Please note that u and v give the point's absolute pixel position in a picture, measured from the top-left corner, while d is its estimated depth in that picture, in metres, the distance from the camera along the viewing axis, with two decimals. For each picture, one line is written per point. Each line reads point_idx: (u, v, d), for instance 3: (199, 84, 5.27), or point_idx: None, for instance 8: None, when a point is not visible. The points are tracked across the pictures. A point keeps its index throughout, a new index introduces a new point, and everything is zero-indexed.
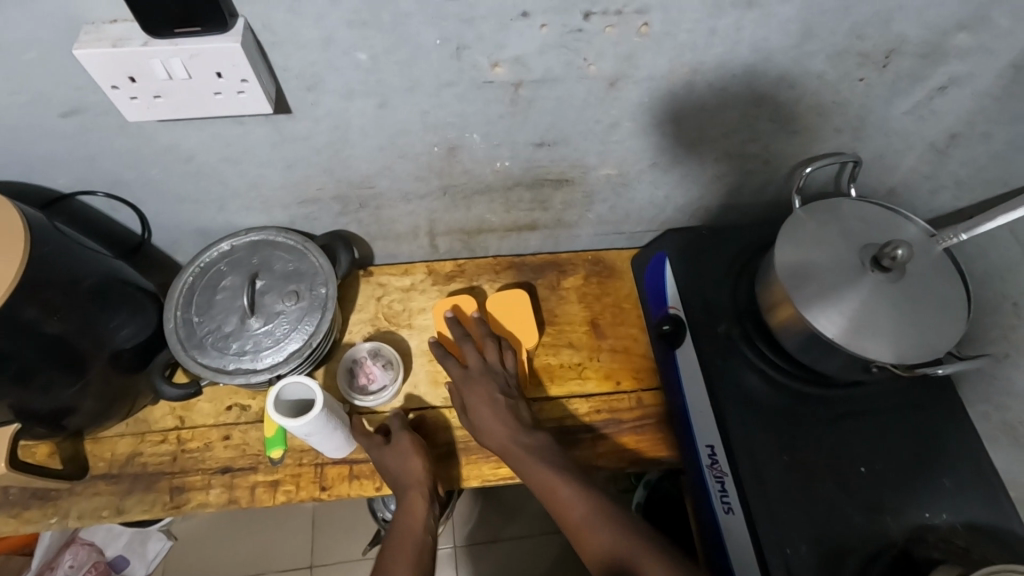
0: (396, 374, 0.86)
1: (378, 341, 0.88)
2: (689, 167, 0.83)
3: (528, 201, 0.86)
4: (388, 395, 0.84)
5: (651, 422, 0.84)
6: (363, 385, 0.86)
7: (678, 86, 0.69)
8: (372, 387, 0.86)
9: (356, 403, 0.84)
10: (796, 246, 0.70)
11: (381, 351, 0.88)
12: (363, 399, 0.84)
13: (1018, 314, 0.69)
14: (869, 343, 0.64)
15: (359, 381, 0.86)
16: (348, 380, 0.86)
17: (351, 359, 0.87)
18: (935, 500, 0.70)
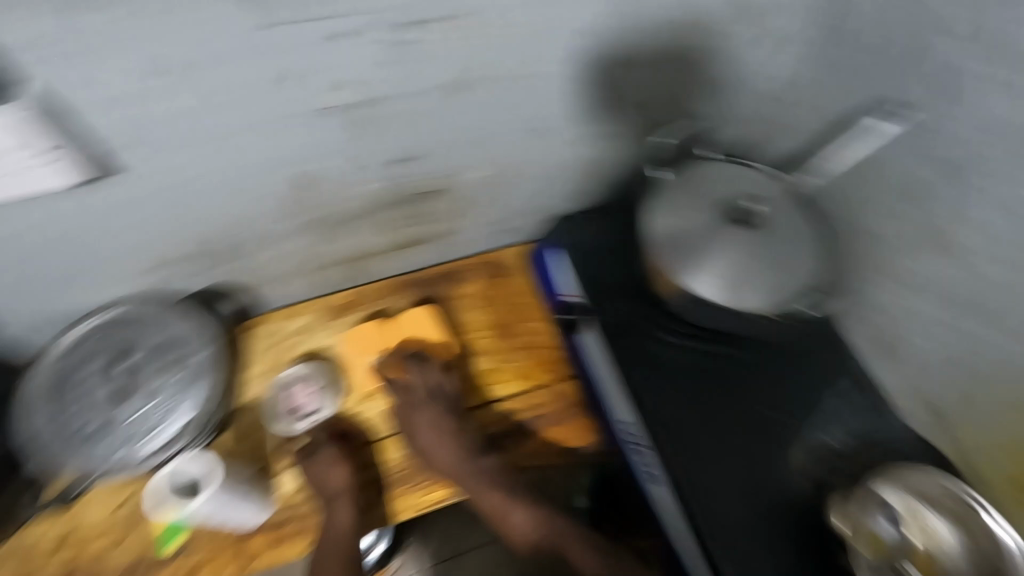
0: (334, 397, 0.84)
1: (307, 364, 0.85)
2: (557, 156, 0.84)
3: (407, 217, 0.84)
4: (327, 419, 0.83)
5: (572, 411, 0.85)
6: (291, 409, 0.84)
7: (524, 82, 0.69)
8: (308, 410, 0.84)
9: (294, 431, 0.83)
10: (669, 214, 0.72)
11: (313, 373, 0.85)
12: (288, 427, 0.83)
13: (866, 240, 0.76)
14: (748, 295, 0.68)
15: (293, 406, 0.84)
16: (282, 406, 0.84)
17: (281, 384, 0.84)
18: (830, 424, 0.75)
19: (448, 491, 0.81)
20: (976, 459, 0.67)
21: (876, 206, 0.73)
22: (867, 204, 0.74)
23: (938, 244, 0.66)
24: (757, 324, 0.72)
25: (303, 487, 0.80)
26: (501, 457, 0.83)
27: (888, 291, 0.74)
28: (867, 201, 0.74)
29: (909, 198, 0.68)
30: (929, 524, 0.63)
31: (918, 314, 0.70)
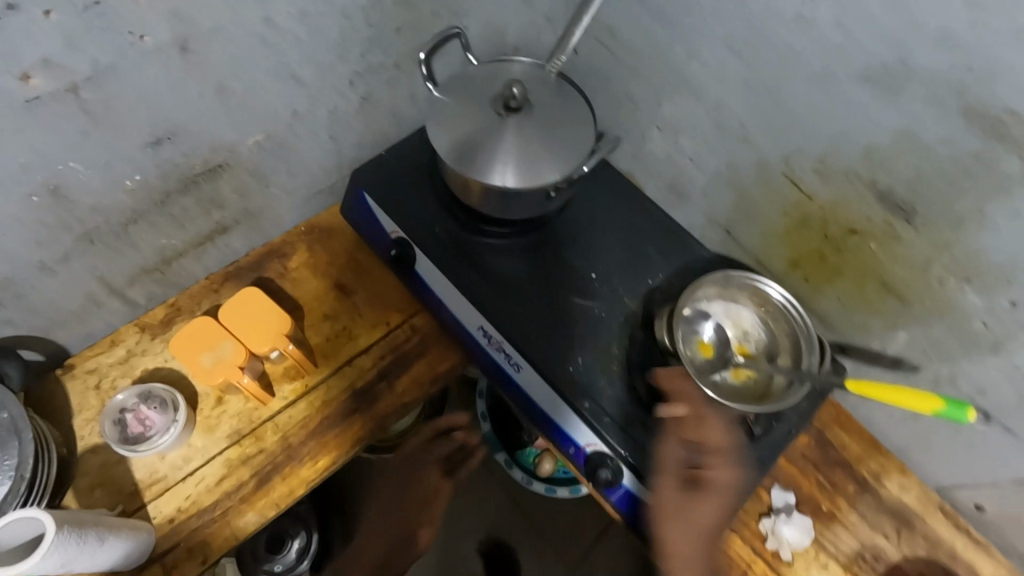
0: (175, 413, 0.75)
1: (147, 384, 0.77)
2: (332, 101, 0.81)
3: (195, 207, 0.78)
4: (163, 441, 0.74)
5: (433, 340, 0.87)
6: (137, 435, 0.75)
7: (260, 29, 0.65)
8: (150, 432, 0.76)
9: (127, 454, 0.74)
10: (447, 133, 0.73)
11: (153, 392, 0.77)
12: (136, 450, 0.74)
13: (634, 102, 0.83)
14: (548, 170, 0.72)
15: (133, 431, 0.76)
16: (120, 432, 0.76)
17: (117, 409, 0.76)
18: (650, 267, 0.84)
19: (336, 453, 0.78)
20: (759, 250, 0.82)
21: (629, 68, 0.80)
22: (625, 70, 0.81)
23: (683, 85, 0.74)
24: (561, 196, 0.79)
25: (181, 508, 0.74)
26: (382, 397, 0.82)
27: (663, 141, 0.83)
28: (624, 67, 0.80)
29: (645, 54, 0.76)
30: (735, 315, 0.76)
31: (690, 152, 0.81)
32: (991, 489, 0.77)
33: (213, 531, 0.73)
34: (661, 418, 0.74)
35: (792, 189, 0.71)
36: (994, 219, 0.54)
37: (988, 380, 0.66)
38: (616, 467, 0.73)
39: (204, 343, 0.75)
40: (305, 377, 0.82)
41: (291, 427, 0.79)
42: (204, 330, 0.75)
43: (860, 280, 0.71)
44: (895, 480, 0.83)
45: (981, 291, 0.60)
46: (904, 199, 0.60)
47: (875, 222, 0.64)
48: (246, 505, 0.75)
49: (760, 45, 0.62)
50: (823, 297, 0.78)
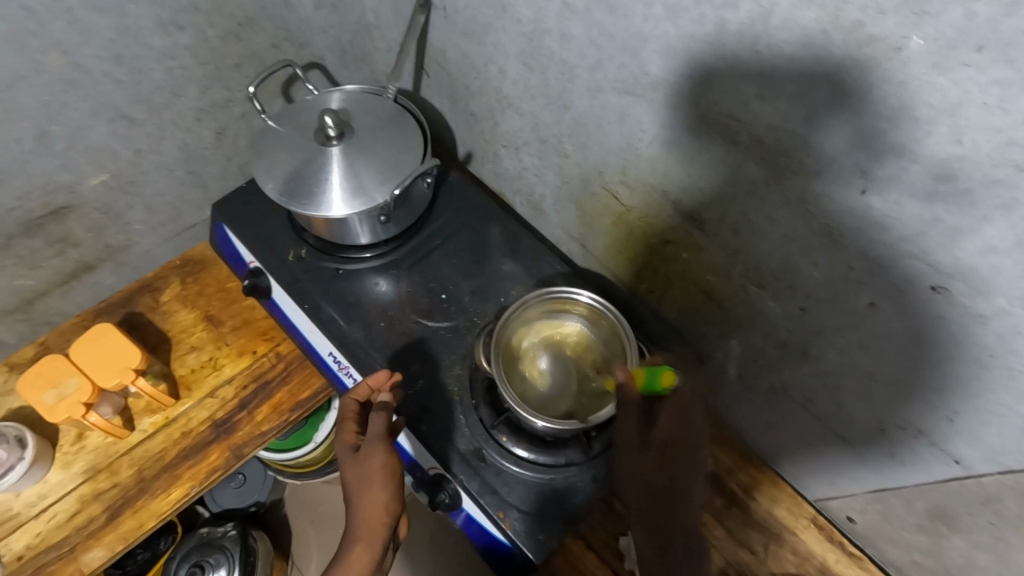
0: (24, 449, 0.77)
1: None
2: (180, 137, 0.83)
3: (46, 247, 0.80)
4: (12, 477, 0.75)
5: (296, 367, 0.87)
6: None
7: (68, 74, 0.67)
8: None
9: None
10: (271, 170, 0.73)
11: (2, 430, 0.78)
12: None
13: (478, 121, 0.83)
14: (372, 192, 0.72)
15: None
16: None
17: None
18: (501, 284, 0.83)
19: (189, 485, 0.79)
20: (609, 262, 0.80)
21: (466, 88, 0.79)
22: (461, 90, 0.81)
23: (508, 103, 0.74)
24: (395, 221, 0.80)
25: (30, 544, 0.76)
26: (242, 423, 0.83)
27: (508, 157, 0.83)
28: (461, 87, 0.80)
29: (471, 75, 0.76)
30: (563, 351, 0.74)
31: (532, 168, 0.80)
32: (852, 502, 0.72)
33: (58, 567, 0.75)
34: (501, 438, 0.73)
35: (614, 201, 0.70)
36: (761, 226, 0.53)
37: (810, 390, 0.63)
38: (453, 491, 0.74)
39: (51, 380, 0.76)
40: (165, 410, 0.84)
41: (146, 461, 0.81)
42: (49, 370, 0.77)
43: (687, 291, 0.69)
44: (766, 493, 0.79)
45: (776, 298, 0.57)
46: (693, 207, 0.59)
47: (679, 233, 0.64)
48: (93, 540, 0.76)
49: (547, 63, 0.63)
50: (667, 307, 0.76)
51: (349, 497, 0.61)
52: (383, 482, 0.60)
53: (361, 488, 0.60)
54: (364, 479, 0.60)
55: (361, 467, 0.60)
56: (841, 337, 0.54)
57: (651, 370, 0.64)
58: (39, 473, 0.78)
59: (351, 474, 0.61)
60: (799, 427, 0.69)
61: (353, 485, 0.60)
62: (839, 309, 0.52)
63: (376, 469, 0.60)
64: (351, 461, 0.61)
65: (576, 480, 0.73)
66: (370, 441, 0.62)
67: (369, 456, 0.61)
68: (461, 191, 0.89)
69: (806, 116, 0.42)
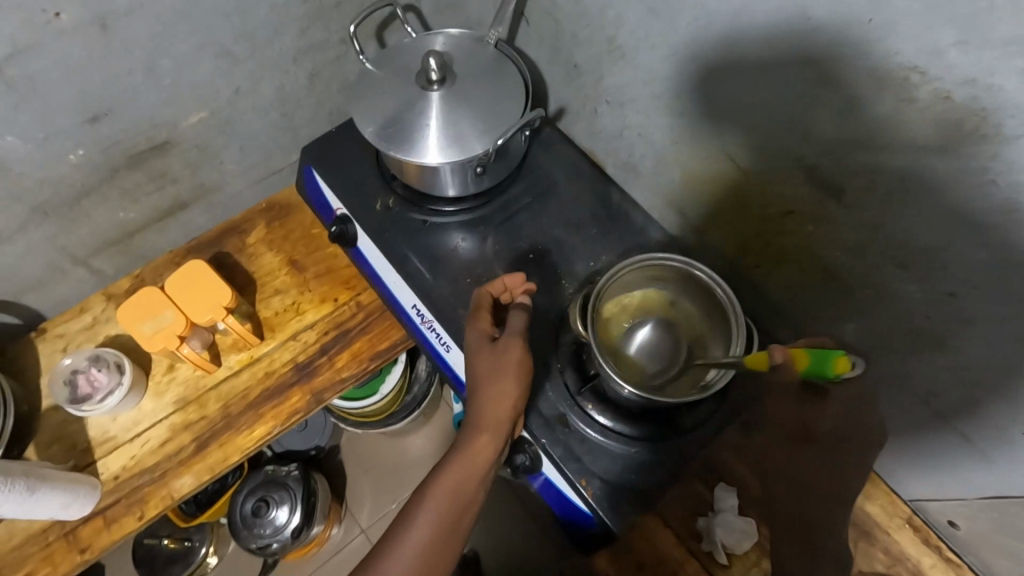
0: (122, 376, 0.79)
1: (96, 349, 0.82)
2: (277, 78, 0.82)
3: (146, 181, 0.81)
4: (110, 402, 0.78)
5: (376, 317, 0.87)
6: (85, 395, 0.79)
7: (180, 6, 0.66)
8: (95, 394, 0.79)
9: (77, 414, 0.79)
10: (372, 113, 0.71)
11: (102, 356, 0.81)
12: (84, 410, 0.79)
13: (581, 74, 0.78)
14: (472, 140, 0.69)
15: (82, 391, 0.80)
16: (70, 393, 0.80)
17: (71, 372, 0.81)
18: (592, 249, 0.80)
19: (271, 424, 0.81)
20: (711, 232, 0.75)
21: (572, 38, 0.75)
22: (567, 40, 0.76)
23: (620, 54, 0.69)
24: (488, 175, 0.77)
25: (125, 467, 0.79)
26: (323, 368, 0.84)
27: (610, 115, 0.78)
28: (567, 37, 0.76)
29: (582, 23, 0.71)
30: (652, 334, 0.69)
31: (636, 127, 0.75)
32: (959, 505, 0.67)
33: (151, 489, 0.78)
34: (585, 406, 0.71)
35: (732, 166, 0.65)
36: (920, 197, 0.47)
37: (938, 383, 0.58)
38: (534, 454, 0.71)
39: (149, 311, 0.78)
40: (251, 349, 0.85)
41: (233, 397, 0.82)
42: (147, 300, 0.79)
43: (804, 267, 0.64)
44: (857, 487, 0.75)
45: (920, 281, 0.52)
46: (832, 175, 0.54)
47: (807, 202, 0.58)
48: (183, 468, 0.79)
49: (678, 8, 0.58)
50: (774, 285, 0.71)
51: (478, 384, 0.62)
52: (517, 377, 0.62)
53: (496, 376, 0.62)
54: (499, 370, 0.62)
55: (499, 359, 0.63)
56: (996, 328, 0.48)
57: (820, 352, 0.52)
58: (133, 400, 0.81)
59: (485, 363, 0.63)
60: (912, 422, 0.64)
61: (486, 374, 0.62)
62: (1000, 297, 0.46)
63: (513, 362, 0.62)
64: (487, 350, 0.63)
65: (660, 455, 0.71)
66: (508, 337, 0.64)
67: (508, 349, 0.63)
68: (554, 149, 0.86)
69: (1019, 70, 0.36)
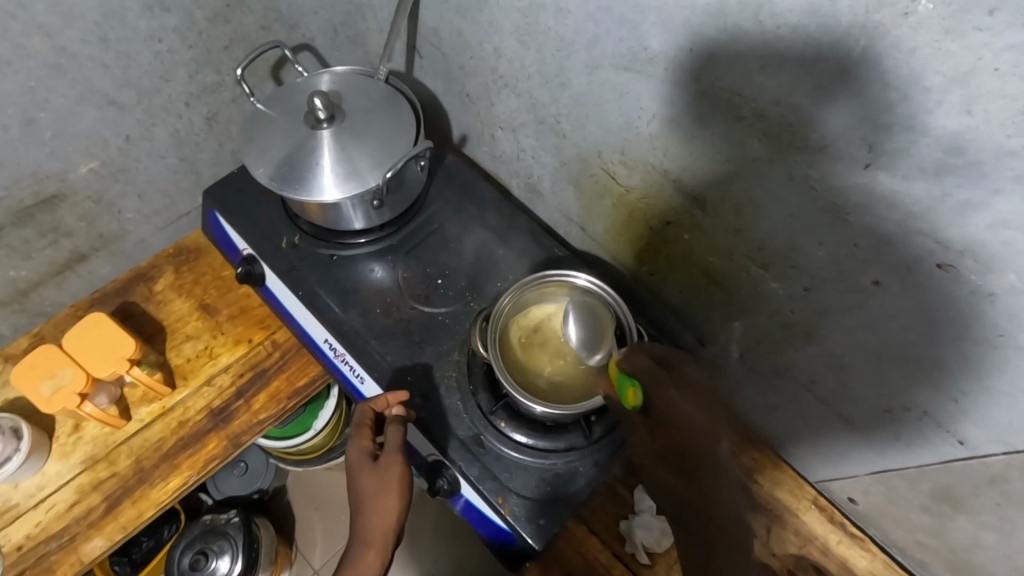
0: (20, 442, 0.76)
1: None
2: (170, 123, 0.81)
3: (38, 237, 0.78)
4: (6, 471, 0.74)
5: (292, 355, 0.86)
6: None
7: (53, 59, 0.65)
8: None
9: None
10: (263, 155, 0.71)
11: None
12: None
13: (474, 103, 0.81)
14: (365, 174, 0.70)
15: None
16: None
17: None
18: (500, 269, 0.82)
19: (188, 474, 0.79)
20: (609, 245, 0.79)
21: (461, 68, 0.77)
22: (456, 71, 0.79)
23: (504, 83, 0.72)
24: (390, 206, 0.79)
25: (30, 535, 0.76)
26: (240, 412, 0.83)
27: (505, 139, 0.81)
28: (455, 68, 0.78)
29: (466, 54, 0.74)
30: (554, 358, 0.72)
31: (529, 150, 0.78)
32: (856, 483, 0.72)
33: (60, 556, 0.75)
34: (500, 424, 0.72)
35: (614, 183, 0.68)
36: (765, 205, 0.51)
37: (815, 371, 0.62)
38: (452, 478, 0.73)
39: (46, 370, 0.76)
40: (162, 399, 0.83)
41: (145, 450, 0.80)
42: (44, 359, 0.76)
43: (689, 273, 0.68)
44: (768, 475, 0.78)
45: (780, 279, 0.56)
46: (695, 187, 0.57)
47: (681, 213, 0.62)
48: (94, 530, 0.76)
49: (544, 40, 0.61)
50: (669, 289, 0.75)
51: (363, 504, 0.66)
52: (399, 494, 0.66)
53: (379, 496, 0.65)
54: (382, 489, 0.66)
55: (380, 479, 0.66)
56: (847, 317, 0.53)
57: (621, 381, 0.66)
58: (36, 464, 0.78)
59: (369, 482, 0.66)
60: (802, 409, 0.68)
61: (370, 494, 0.66)
62: (845, 289, 0.51)
63: (395, 480, 0.66)
64: (370, 468, 0.67)
65: (577, 465, 0.72)
66: (388, 454, 0.67)
67: (389, 467, 0.66)
68: (458, 174, 0.88)
69: (815, 91, 0.41)
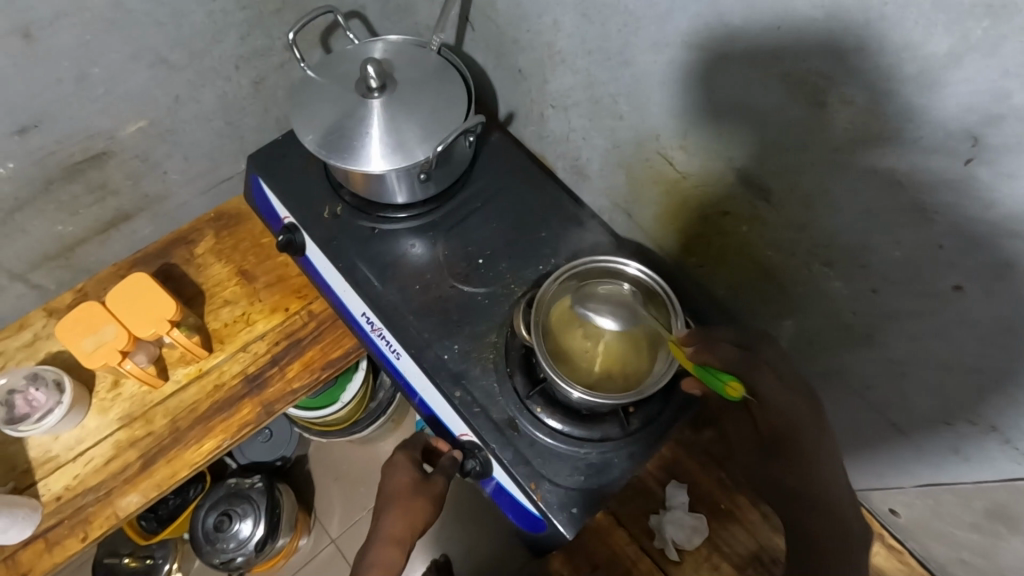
0: (62, 394, 0.78)
1: (34, 367, 0.80)
2: (218, 86, 0.80)
3: (85, 193, 0.79)
4: (49, 422, 0.76)
5: (328, 327, 0.86)
6: (22, 415, 0.77)
7: (108, 14, 0.64)
8: (34, 414, 0.77)
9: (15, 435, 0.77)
10: (312, 122, 0.70)
11: (41, 375, 0.79)
12: (22, 431, 0.77)
13: (525, 79, 0.78)
14: (414, 146, 0.69)
15: (19, 411, 0.78)
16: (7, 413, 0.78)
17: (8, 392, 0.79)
18: (541, 251, 0.80)
19: (221, 437, 0.80)
20: (656, 233, 0.76)
21: (515, 42, 0.75)
22: (509, 45, 0.76)
23: (560, 59, 0.69)
24: (434, 181, 0.77)
25: (68, 486, 0.77)
26: (274, 380, 0.83)
27: (555, 118, 0.78)
28: (509, 42, 0.76)
29: (522, 27, 0.71)
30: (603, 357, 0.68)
31: (580, 131, 0.76)
32: (899, 495, 0.69)
33: (96, 509, 0.76)
34: (535, 409, 0.71)
35: (669, 169, 0.66)
36: (838, 199, 0.48)
37: (870, 376, 0.59)
38: (484, 459, 0.72)
39: (89, 326, 0.77)
40: (199, 362, 0.83)
41: (181, 411, 0.81)
42: (88, 315, 0.77)
43: (742, 267, 0.66)
44: None
45: (844, 278, 0.53)
46: (760, 176, 0.55)
47: (740, 204, 0.59)
48: (129, 486, 0.77)
49: (609, 14, 0.58)
50: (718, 282, 0.72)
51: (395, 503, 0.75)
52: (429, 502, 0.76)
53: (413, 497, 0.75)
54: (418, 492, 0.76)
55: (417, 486, 0.76)
56: (915, 322, 0.50)
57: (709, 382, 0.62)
58: (76, 418, 0.80)
59: (408, 483, 0.76)
60: (849, 415, 0.66)
61: (407, 493, 0.76)
62: (919, 293, 0.48)
63: (431, 488, 0.76)
64: (413, 478, 0.77)
65: (611, 456, 0.70)
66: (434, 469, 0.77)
67: (431, 480, 0.76)
68: (503, 152, 0.86)
69: (914, 77, 0.38)
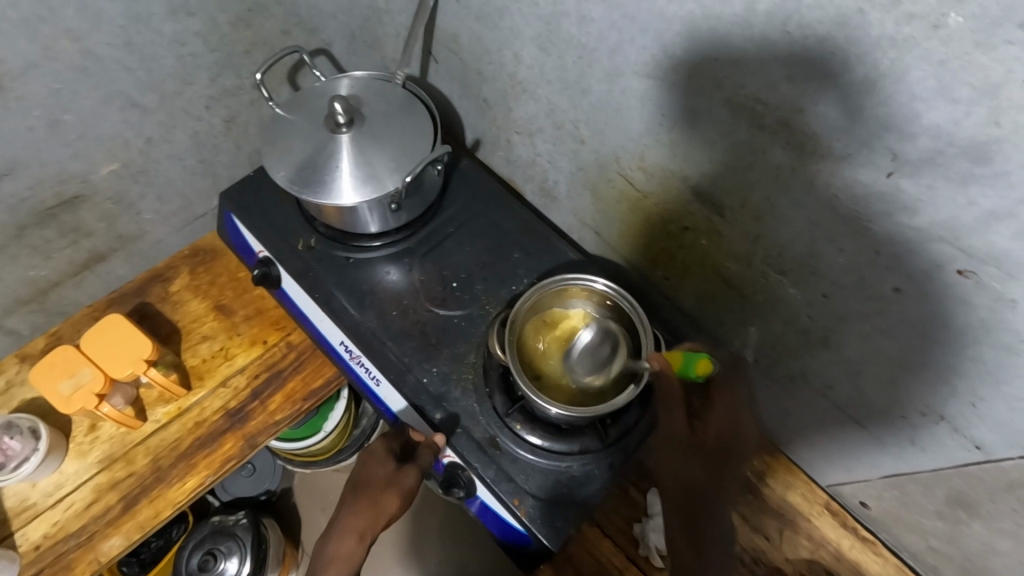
0: (39, 441, 0.77)
1: (9, 415, 0.79)
2: (190, 125, 0.82)
3: (57, 237, 0.79)
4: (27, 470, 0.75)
5: (307, 358, 0.87)
6: None
7: (79, 63, 0.66)
8: (10, 462, 0.76)
9: None
10: (282, 158, 0.72)
11: (15, 422, 0.78)
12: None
13: (491, 108, 0.81)
14: (383, 178, 0.71)
15: None
16: None
17: None
18: (516, 272, 0.82)
19: (204, 474, 0.80)
20: (623, 249, 0.79)
21: (479, 74, 0.78)
22: (473, 76, 0.79)
23: (522, 89, 0.73)
24: (407, 209, 0.80)
25: (48, 534, 0.76)
26: (255, 412, 0.83)
27: (521, 144, 0.82)
28: (474, 73, 0.79)
29: (485, 60, 0.74)
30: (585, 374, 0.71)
31: (546, 155, 0.79)
32: (869, 489, 0.72)
33: (77, 555, 0.75)
34: (516, 427, 0.73)
35: (631, 188, 0.69)
36: (785, 211, 0.52)
37: (830, 376, 0.62)
38: (468, 482, 0.73)
39: (64, 370, 0.76)
40: (178, 400, 0.83)
41: (163, 450, 0.81)
42: (62, 360, 0.76)
43: (706, 277, 0.69)
44: (780, 479, 0.79)
45: (798, 284, 0.57)
46: (714, 193, 0.58)
47: (699, 219, 0.63)
48: (111, 529, 0.76)
49: (566, 46, 0.61)
50: (684, 293, 0.75)
51: (364, 494, 0.72)
52: (398, 498, 0.72)
53: (384, 488, 0.72)
54: (389, 484, 0.73)
55: (388, 478, 0.73)
56: (865, 322, 0.53)
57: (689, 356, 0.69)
58: (54, 464, 0.79)
59: (380, 473, 0.73)
60: (815, 414, 0.69)
61: (379, 485, 0.73)
62: (864, 296, 0.51)
63: (404, 483, 0.72)
64: (384, 472, 0.74)
65: (592, 467, 0.72)
66: (408, 464, 0.74)
67: (404, 473, 0.73)
68: (473, 176, 0.88)
69: (840, 99, 0.41)
